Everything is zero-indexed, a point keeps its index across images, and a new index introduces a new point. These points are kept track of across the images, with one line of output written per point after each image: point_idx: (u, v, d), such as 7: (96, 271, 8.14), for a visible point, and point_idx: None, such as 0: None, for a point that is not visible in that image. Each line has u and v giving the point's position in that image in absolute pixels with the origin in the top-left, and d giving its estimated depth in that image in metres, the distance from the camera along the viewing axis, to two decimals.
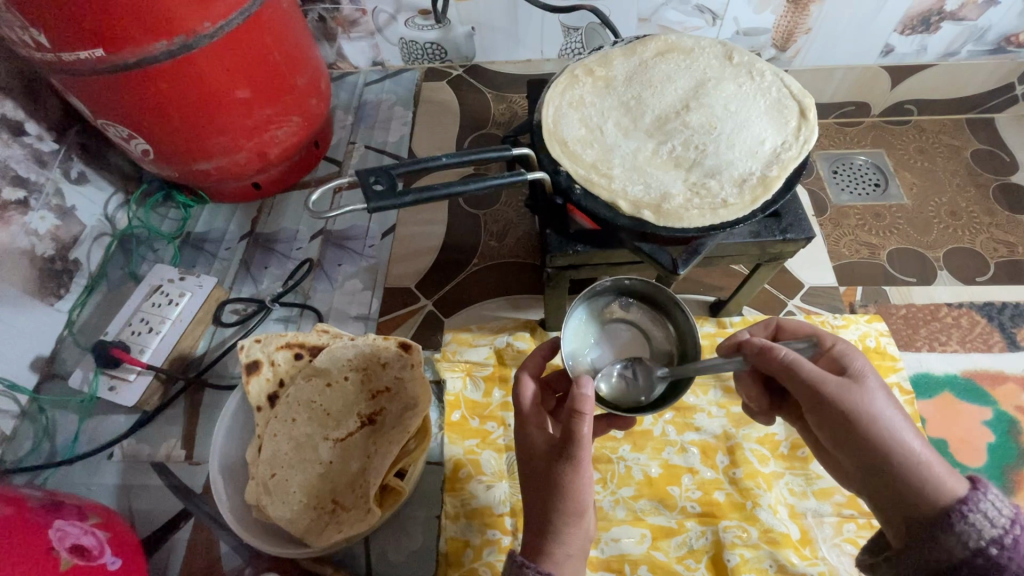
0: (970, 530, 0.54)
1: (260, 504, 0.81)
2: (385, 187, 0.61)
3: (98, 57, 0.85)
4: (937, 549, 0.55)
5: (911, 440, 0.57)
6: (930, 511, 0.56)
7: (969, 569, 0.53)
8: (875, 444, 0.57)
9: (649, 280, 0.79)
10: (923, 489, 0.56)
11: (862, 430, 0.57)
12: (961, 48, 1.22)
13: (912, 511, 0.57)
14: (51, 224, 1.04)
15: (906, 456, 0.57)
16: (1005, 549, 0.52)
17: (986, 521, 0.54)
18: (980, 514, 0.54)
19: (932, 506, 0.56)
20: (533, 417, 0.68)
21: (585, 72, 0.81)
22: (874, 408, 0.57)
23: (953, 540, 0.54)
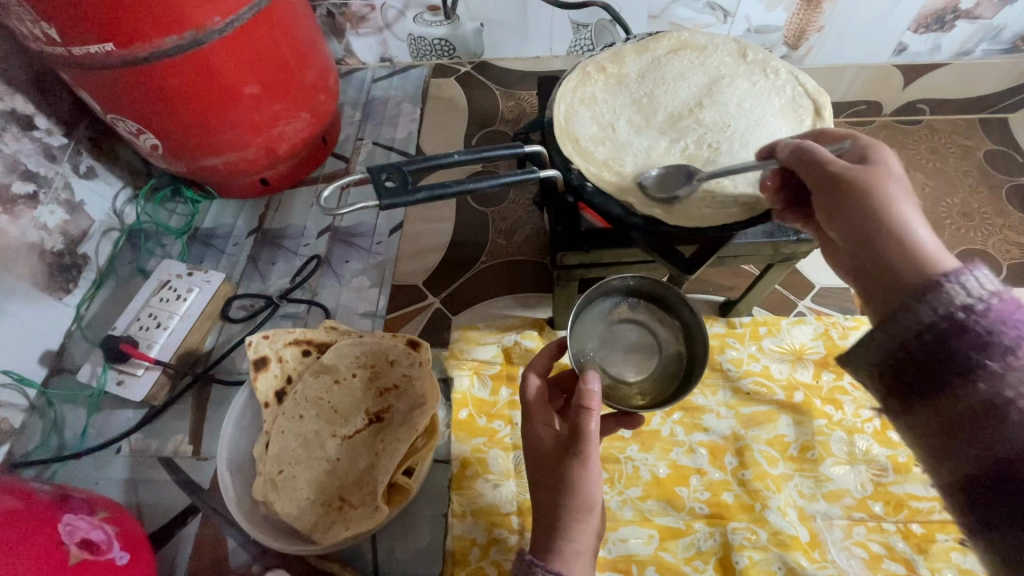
0: (946, 296, 0.47)
1: (267, 500, 0.80)
2: (397, 184, 0.61)
3: (108, 51, 0.85)
4: (904, 318, 0.49)
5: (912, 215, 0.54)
6: (915, 276, 0.50)
7: (932, 334, 0.47)
8: (872, 201, 0.55)
9: (656, 279, 0.78)
10: (912, 266, 0.51)
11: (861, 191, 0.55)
12: (976, 47, 1.21)
13: (894, 288, 0.52)
14: (60, 219, 1.04)
15: (903, 222, 0.54)
16: (974, 315, 0.45)
17: (965, 289, 0.46)
18: (960, 281, 0.47)
19: (920, 268, 0.50)
20: (539, 414, 0.68)
21: (598, 69, 0.81)
22: (886, 176, 0.56)
23: (925, 308, 0.48)
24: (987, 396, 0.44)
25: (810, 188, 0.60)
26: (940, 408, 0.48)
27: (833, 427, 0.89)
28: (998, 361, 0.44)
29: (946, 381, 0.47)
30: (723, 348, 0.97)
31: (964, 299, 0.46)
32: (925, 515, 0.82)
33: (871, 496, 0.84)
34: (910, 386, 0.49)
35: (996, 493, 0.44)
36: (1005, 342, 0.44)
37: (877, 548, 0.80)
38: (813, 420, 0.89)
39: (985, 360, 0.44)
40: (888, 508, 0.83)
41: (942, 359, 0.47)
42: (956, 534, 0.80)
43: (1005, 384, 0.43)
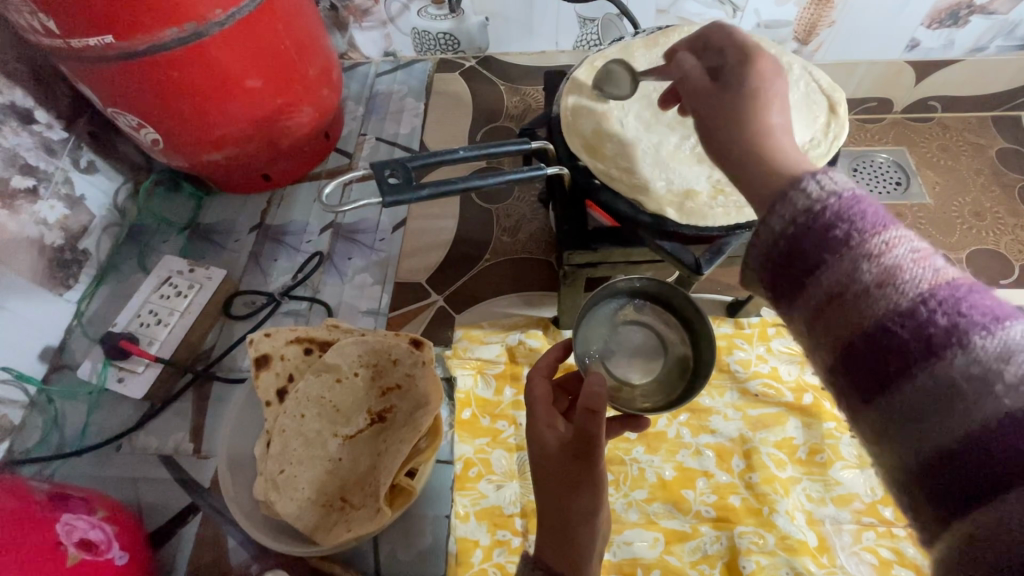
0: (799, 198, 0.40)
1: (268, 501, 0.79)
2: (400, 181, 0.60)
3: (108, 43, 0.84)
4: (767, 221, 0.41)
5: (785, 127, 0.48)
6: (776, 176, 0.43)
7: (790, 237, 0.40)
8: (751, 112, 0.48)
9: (662, 281, 0.77)
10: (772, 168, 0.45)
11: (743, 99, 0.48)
12: (990, 43, 1.19)
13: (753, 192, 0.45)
14: (60, 214, 1.03)
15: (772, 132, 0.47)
16: (819, 214, 0.38)
17: (819, 187, 0.39)
18: (817, 181, 0.39)
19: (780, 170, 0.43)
20: (543, 416, 0.65)
21: (606, 64, 0.79)
22: (772, 84, 0.49)
23: (778, 213, 0.41)
24: (841, 282, 0.37)
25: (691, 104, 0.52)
26: (805, 306, 0.40)
27: (842, 430, 0.87)
28: (848, 246, 0.37)
29: (807, 274, 0.39)
30: (730, 349, 0.96)
31: (816, 190, 0.39)
32: None
33: (881, 501, 0.83)
34: (780, 285, 0.41)
35: (860, 380, 0.37)
36: (857, 229, 0.37)
37: (887, 553, 0.79)
38: (822, 423, 0.88)
39: (838, 244, 0.37)
40: (898, 513, 0.82)
41: (798, 250, 0.39)
42: None
43: (859, 269, 0.36)
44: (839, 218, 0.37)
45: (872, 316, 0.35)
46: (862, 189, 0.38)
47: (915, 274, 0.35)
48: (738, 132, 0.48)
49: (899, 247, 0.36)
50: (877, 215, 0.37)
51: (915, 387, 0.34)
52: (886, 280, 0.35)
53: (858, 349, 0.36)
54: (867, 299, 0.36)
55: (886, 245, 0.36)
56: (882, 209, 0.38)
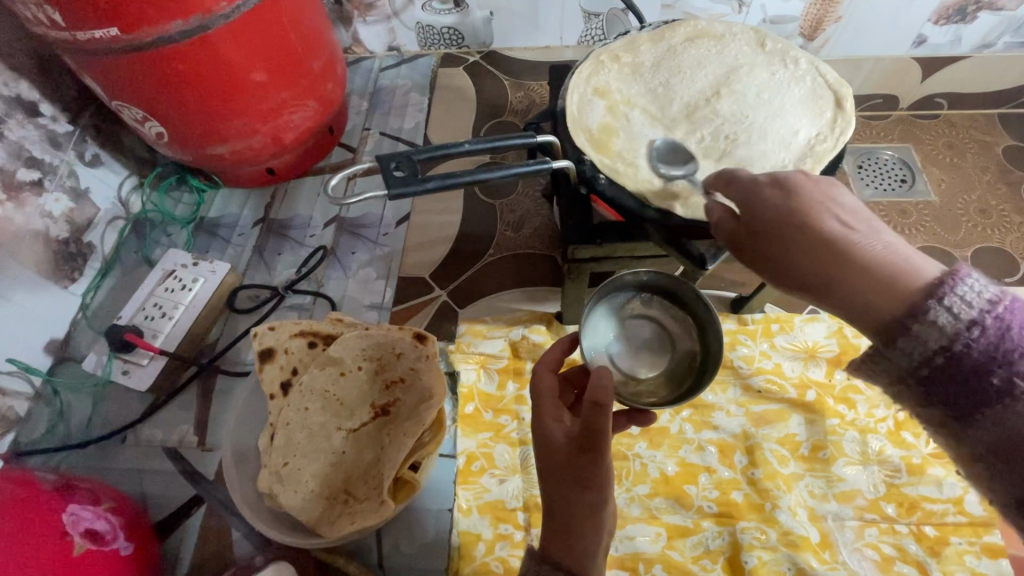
0: (934, 326, 0.43)
1: (272, 493, 0.80)
2: (406, 174, 0.60)
3: (113, 35, 0.84)
4: (909, 343, 0.44)
5: (857, 230, 0.49)
6: (893, 306, 0.45)
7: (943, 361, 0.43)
8: (818, 233, 0.49)
9: (669, 274, 0.77)
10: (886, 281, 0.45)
11: (799, 226, 0.50)
12: (998, 40, 1.18)
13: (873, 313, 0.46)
14: (66, 207, 1.03)
15: (849, 245, 0.48)
16: (975, 340, 0.41)
17: (959, 308, 0.42)
18: (949, 303, 0.42)
19: (891, 295, 0.45)
20: (550, 410, 0.65)
21: (611, 58, 0.79)
22: (819, 194, 0.51)
23: (912, 344, 0.44)
24: (1021, 426, 0.41)
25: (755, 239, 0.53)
26: (980, 440, 0.44)
27: (845, 427, 0.87)
28: (1019, 387, 0.41)
29: (973, 413, 0.43)
30: (734, 345, 0.96)
31: (953, 320, 0.42)
32: (939, 518, 0.80)
33: (884, 497, 0.83)
34: (941, 412, 0.45)
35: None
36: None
37: (889, 550, 0.79)
38: (825, 420, 0.88)
39: (1010, 382, 0.41)
40: (902, 509, 0.82)
41: (960, 383, 0.43)
42: (971, 537, 0.79)
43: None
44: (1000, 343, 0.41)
45: None
46: (1006, 294, 0.42)
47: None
48: (815, 256, 0.49)
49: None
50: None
51: None
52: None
53: None
54: None
55: None
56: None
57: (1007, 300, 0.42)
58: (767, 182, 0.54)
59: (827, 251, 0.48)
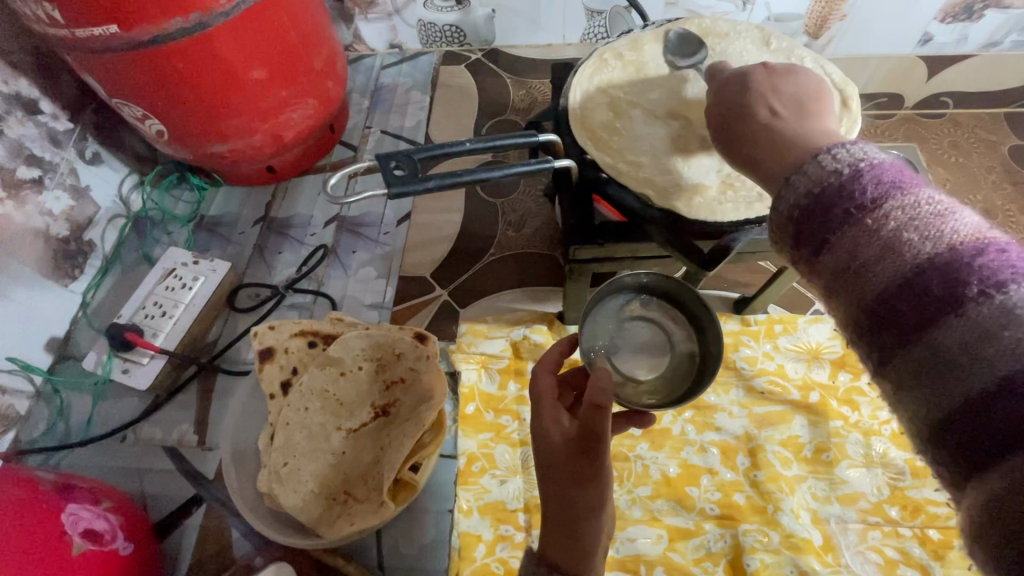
0: (816, 172, 0.41)
1: (272, 493, 0.79)
2: (406, 172, 0.59)
3: (113, 33, 0.83)
4: (790, 189, 0.42)
5: (790, 113, 0.50)
6: (790, 157, 0.45)
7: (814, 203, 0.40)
8: (755, 111, 0.52)
9: (669, 276, 0.76)
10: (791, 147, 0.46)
11: (738, 110, 0.53)
12: (1004, 38, 1.17)
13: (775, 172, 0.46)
14: (66, 205, 1.03)
15: (777, 122, 0.50)
16: (843, 184, 0.39)
17: (841, 162, 0.40)
18: (836, 155, 0.41)
19: (791, 155, 0.45)
20: (549, 411, 0.65)
21: (614, 56, 0.78)
22: (767, 83, 0.53)
23: (796, 188, 0.42)
24: (854, 250, 0.38)
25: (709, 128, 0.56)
26: (825, 272, 0.40)
27: (849, 429, 0.87)
28: (857, 215, 0.38)
29: (824, 244, 0.39)
30: (737, 346, 0.95)
31: (827, 168, 0.40)
32: (943, 521, 0.80)
33: (888, 500, 0.82)
34: (801, 254, 0.42)
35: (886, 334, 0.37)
36: (864, 200, 0.37)
37: (892, 553, 0.78)
38: (828, 421, 0.87)
39: (851, 212, 0.38)
40: (905, 512, 0.81)
41: (818, 220, 0.39)
42: None
43: (871, 232, 0.37)
44: (865, 182, 0.38)
45: (890, 276, 0.36)
46: (891, 160, 0.39)
47: (929, 235, 0.35)
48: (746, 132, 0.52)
49: (911, 211, 0.36)
50: (890, 181, 0.37)
51: (950, 335, 0.33)
52: (896, 241, 0.36)
53: (878, 307, 0.37)
54: (882, 259, 0.36)
55: (924, 206, 0.36)
56: (902, 171, 0.38)
57: (881, 161, 0.39)
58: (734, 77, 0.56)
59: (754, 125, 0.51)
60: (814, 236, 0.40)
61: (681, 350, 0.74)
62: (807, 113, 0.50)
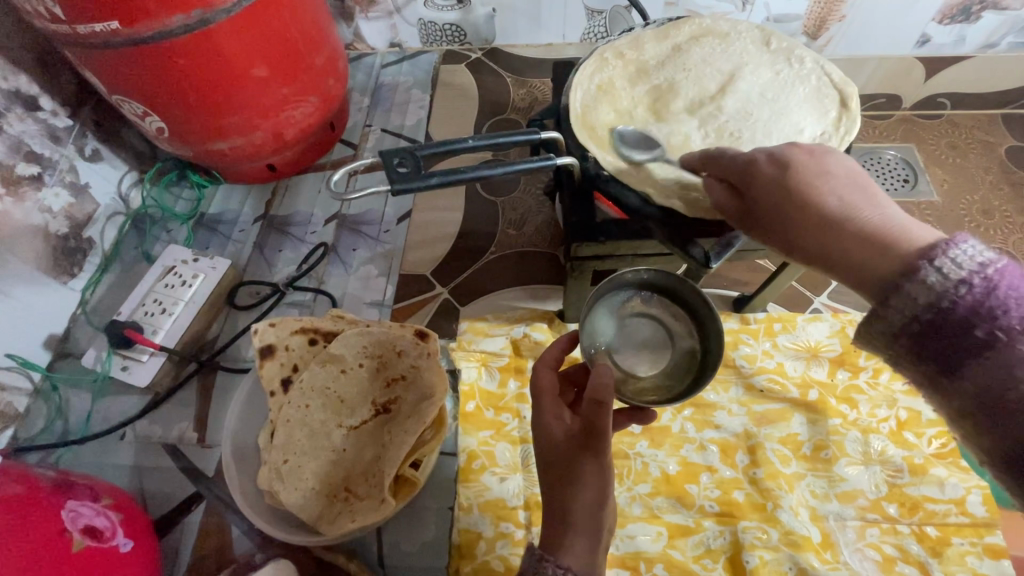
0: (923, 284, 0.40)
1: (273, 490, 0.80)
2: (410, 170, 0.59)
3: (114, 29, 0.83)
4: (899, 302, 0.42)
5: (854, 198, 0.49)
6: (885, 265, 0.44)
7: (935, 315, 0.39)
8: (811, 204, 0.50)
9: (670, 272, 0.77)
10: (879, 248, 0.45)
11: (797, 198, 0.50)
12: (1002, 40, 1.18)
13: (865, 275, 0.46)
14: (65, 202, 1.03)
15: (845, 214, 0.48)
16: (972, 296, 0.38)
17: (952, 267, 0.39)
18: (944, 261, 0.40)
19: (884, 258, 0.44)
20: (550, 406, 0.66)
21: (616, 55, 0.78)
22: (817, 165, 0.52)
23: (902, 299, 0.41)
24: (1008, 376, 0.37)
25: (761, 212, 0.54)
26: (963, 395, 0.40)
27: (847, 427, 0.87)
28: (1003, 340, 0.37)
29: (959, 367, 0.39)
30: (736, 345, 0.95)
31: (942, 278, 0.39)
32: (941, 518, 0.80)
33: (886, 497, 0.82)
34: (927, 368, 0.41)
35: None
36: (1010, 323, 0.37)
37: (891, 550, 0.79)
38: (827, 419, 0.88)
39: (994, 334, 0.38)
40: (903, 510, 0.81)
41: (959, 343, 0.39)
42: (973, 538, 0.79)
43: None
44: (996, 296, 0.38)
45: None
46: (1008, 261, 0.39)
47: None
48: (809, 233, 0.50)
49: None
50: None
51: None
52: None
53: None
54: None
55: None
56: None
57: (998, 263, 0.38)
58: (764, 158, 0.55)
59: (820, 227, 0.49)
60: (948, 355, 0.40)
61: (684, 348, 0.75)
62: (871, 198, 0.49)
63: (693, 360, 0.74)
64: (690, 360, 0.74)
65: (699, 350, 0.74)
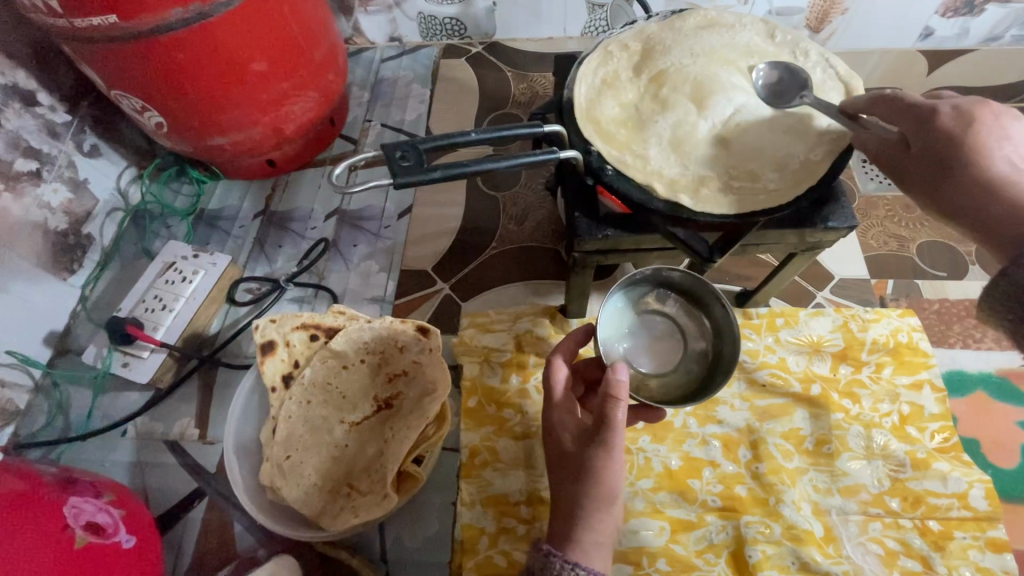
0: None
1: (274, 486, 0.79)
2: (412, 163, 0.58)
3: (111, 23, 0.82)
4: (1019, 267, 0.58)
5: (1015, 169, 0.61)
6: (1020, 229, 0.60)
7: None
8: (976, 169, 0.60)
9: (692, 276, 0.77)
10: (1019, 213, 0.60)
11: (958, 150, 0.61)
12: (1006, 33, 1.18)
13: (1001, 230, 0.61)
14: (64, 198, 1.02)
15: (1006, 184, 0.60)
16: None
17: None
18: None
19: (1022, 226, 0.60)
20: (562, 404, 0.66)
21: (620, 48, 0.78)
22: (986, 123, 0.61)
23: None
24: None
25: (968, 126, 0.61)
26: None
27: (850, 421, 0.87)
28: None
29: None
30: (739, 339, 0.95)
31: None
32: (944, 513, 0.80)
33: (888, 492, 0.82)
34: None
35: None
36: None
37: (894, 544, 0.79)
38: (830, 414, 0.88)
39: None
40: (906, 504, 0.81)
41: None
42: (975, 532, 0.79)
43: None
44: None
45: None
46: None
47: None
48: None
49: None
50: None
51: None
52: None
53: None
54: None
55: None
56: None
57: None
58: None
59: (945, 156, 0.61)
60: None
61: (696, 348, 0.76)
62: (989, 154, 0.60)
63: (706, 361, 0.75)
64: (701, 361, 0.75)
65: (714, 351, 0.75)
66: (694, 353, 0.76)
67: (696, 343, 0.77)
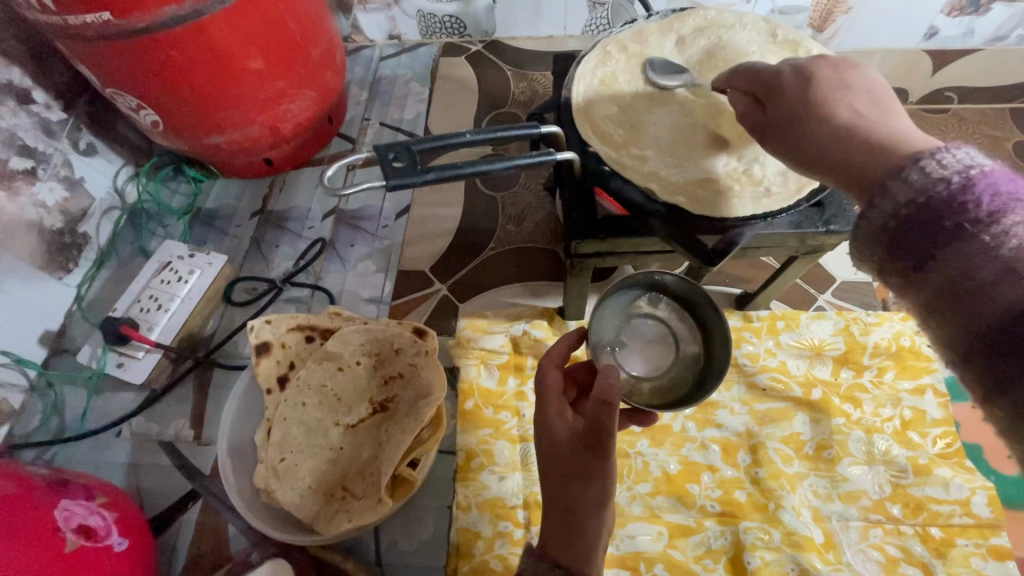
0: None
1: (268, 488, 0.79)
2: (405, 164, 0.57)
3: (105, 20, 0.81)
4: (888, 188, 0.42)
5: (864, 112, 0.50)
6: (881, 164, 0.45)
7: None
8: (825, 119, 0.50)
9: (684, 280, 0.77)
10: (883, 145, 0.46)
11: (813, 102, 0.51)
12: (1012, 32, 1.16)
13: (859, 172, 0.47)
14: (60, 196, 1.01)
15: (858, 125, 0.49)
16: None
17: None
18: None
19: (883, 159, 0.45)
20: (554, 406, 0.64)
21: (619, 48, 0.76)
22: (835, 77, 0.52)
23: None
24: None
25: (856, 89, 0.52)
26: None
27: (851, 426, 0.86)
28: None
29: None
30: (739, 342, 0.94)
31: None
32: (945, 519, 0.79)
33: (889, 498, 0.81)
34: None
35: None
36: None
37: (894, 551, 0.78)
38: (831, 418, 0.86)
39: None
40: (907, 510, 0.80)
41: (920, 230, 0.39)
42: (977, 539, 0.78)
43: None
44: None
45: None
46: None
47: None
48: None
49: None
50: None
51: None
52: None
53: None
54: None
55: None
56: None
57: None
58: None
59: (800, 109, 0.52)
60: None
61: (687, 351, 0.76)
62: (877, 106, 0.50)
63: (698, 365, 0.74)
64: (693, 364, 0.75)
65: (705, 355, 0.75)
66: (686, 357, 0.75)
67: (687, 347, 0.76)
